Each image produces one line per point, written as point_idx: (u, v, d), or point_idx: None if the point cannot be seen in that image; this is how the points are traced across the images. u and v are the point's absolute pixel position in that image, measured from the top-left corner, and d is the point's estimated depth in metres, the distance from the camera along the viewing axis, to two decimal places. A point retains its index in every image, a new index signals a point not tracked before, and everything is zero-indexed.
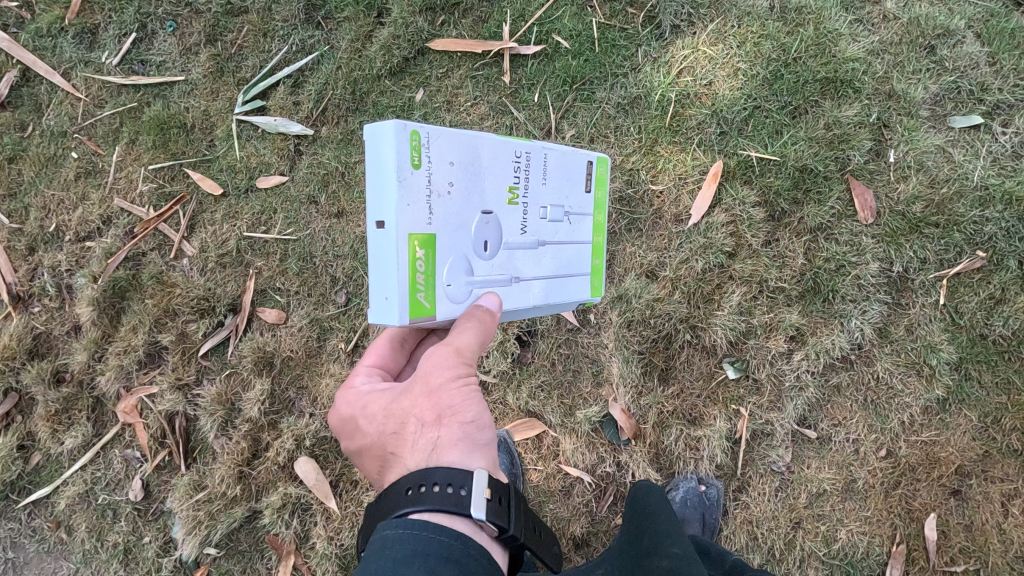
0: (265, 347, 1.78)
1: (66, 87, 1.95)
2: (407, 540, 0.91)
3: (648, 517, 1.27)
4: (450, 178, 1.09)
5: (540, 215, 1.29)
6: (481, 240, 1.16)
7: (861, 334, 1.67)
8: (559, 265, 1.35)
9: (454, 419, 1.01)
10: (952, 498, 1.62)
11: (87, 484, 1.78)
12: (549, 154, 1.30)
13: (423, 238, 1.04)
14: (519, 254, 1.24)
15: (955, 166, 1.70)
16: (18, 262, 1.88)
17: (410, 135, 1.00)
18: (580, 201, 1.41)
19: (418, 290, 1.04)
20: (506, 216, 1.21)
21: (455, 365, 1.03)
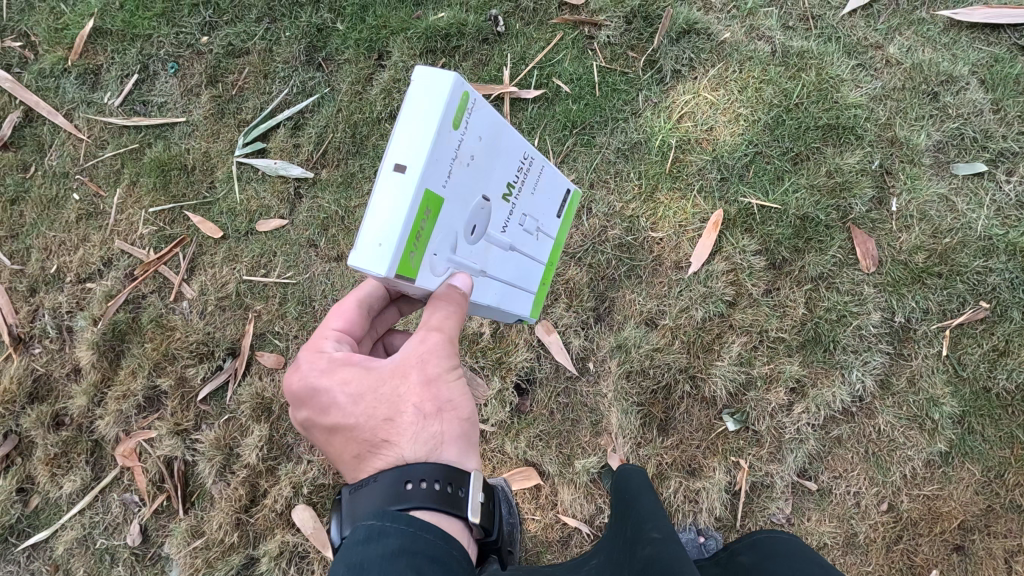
0: (263, 393, 1.77)
1: (68, 128, 1.96)
2: (395, 534, 0.81)
3: (627, 502, 1.18)
4: (474, 149, 0.98)
5: (519, 221, 1.21)
6: (473, 224, 1.05)
7: (862, 385, 1.66)
8: (516, 274, 1.28)
9: (450, 414, 0.96)
10: (955, 554, 1.60)
11: (86, 529, 1.78)
12: (545, 169, 1.25)
13: (436, 198, 0.90)
14: (495, 250, 1.14)
15: (959, 215, 1.68)
16: (20, 303, 1.89)
17: (462, 92, 0.90)
18: (549, 220, 1.35)
19: (412, 249, 0.88)
20: (497, 208, 1.11)
21: (451, 354, 0.98)
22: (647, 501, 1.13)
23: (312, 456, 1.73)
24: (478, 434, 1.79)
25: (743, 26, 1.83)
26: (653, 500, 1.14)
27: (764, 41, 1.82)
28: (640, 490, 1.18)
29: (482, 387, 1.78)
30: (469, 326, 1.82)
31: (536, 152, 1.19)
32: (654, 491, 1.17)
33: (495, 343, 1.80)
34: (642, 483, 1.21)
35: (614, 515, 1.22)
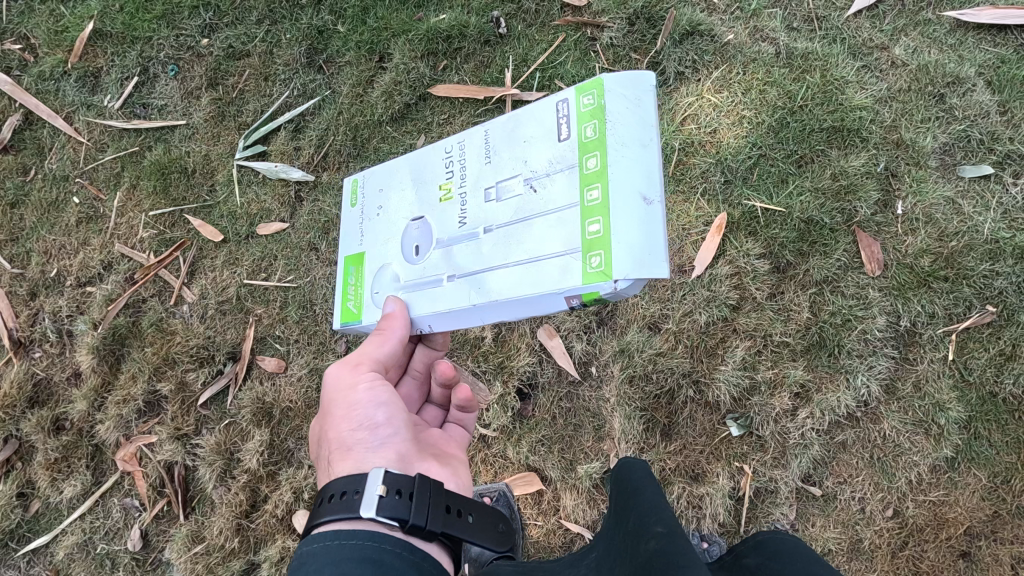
0: (264, 398, 1.77)
1: (68, 131, 1.95)
2: (320, 551, 0.91)
3: (627, 494, 1.12)
4: (380, 203, 1.19)
5: (488, 196, 1.03)
6: (411, 246, 1.11)
7: (867, 390, 1.65)
8: (531, 249, 0.96)
9: (344, 428, 1.10)
10: (961, 561, 1.57)
11: (86, 533, 1.78)
12: (492, 129, 1.07)
13: (355, 256, 1.19)
14: (456, 248, 1.04)
15: (965, 218, 1.66)
16: (20, 307, 1.89)
17: (350, 184, 1.26)
18: (556, 154, 0.97)
19: (349, 299, 1.18)
20: (437, 215, 1.09)
21: (348, 374, 1.13)
22: (649, 493, 1.07)
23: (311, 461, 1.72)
24: (480, 439, 1.79)
25: (747, 28, 1.82)
26: (656, 491, 1.08)
27: (768, 43, 1.80)
28: (641, 481, 1.13)
29: (484, 392, 1.79)
30: (470, 331, 1.82)
31: (472, 132, 1.10)
32: (655, 482, 1.11)
33: (497, 348, 1.81)
34: (644, 475, 1.15)
35: (613, 507, 1.16)
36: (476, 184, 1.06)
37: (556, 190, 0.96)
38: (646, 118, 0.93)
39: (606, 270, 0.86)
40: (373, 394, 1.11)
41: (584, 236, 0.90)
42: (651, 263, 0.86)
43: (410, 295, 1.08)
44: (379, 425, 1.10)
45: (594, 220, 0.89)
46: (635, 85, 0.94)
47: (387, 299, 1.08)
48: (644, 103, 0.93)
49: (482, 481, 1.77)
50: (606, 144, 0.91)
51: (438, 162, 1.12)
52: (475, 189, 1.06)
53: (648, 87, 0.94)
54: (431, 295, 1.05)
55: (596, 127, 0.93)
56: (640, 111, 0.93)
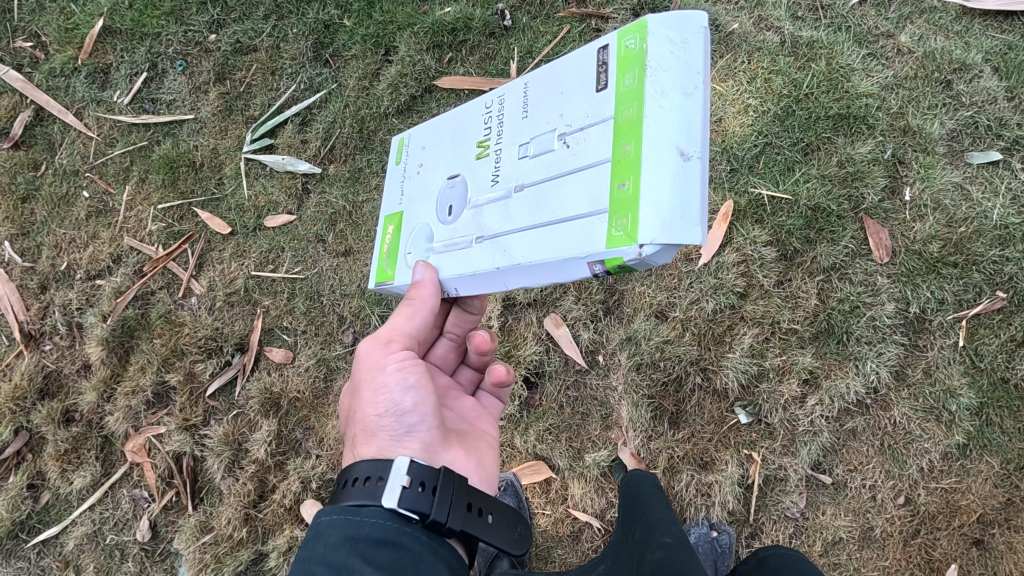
0: (272, 388, 1.78)
1: (78, 126, 1.97)
2: (340, 524, 0.95)
3: (636, 506, 1.35)
4: (420, 160, 1.19)
5: (520, 154, 1.00)
6: (445, 204, 1.10)
7: (877, 376, 1.63)
8: (557, 208, 0.92)
9: (366, 411, 1.12)
10: (974, 548, 1.56)
11: (96, 524, 1.79)
12: (530, 80, 1.04)
13: (394, 215, 1.20)
14: (487, 210, 1.02)
15: (974, 204, 1.65)
16: (31, 300, 1.90)
17: (397, 140, 1.27)
18: (590, 108, 0.93)
19: (384, 259, 1.19)
20: (472, 171, 1.07)
21: (379, 352, 1.13)
22: (655, 509, 1.30)
23: (319, 451, 1.73)
24: None
25: (751, 17, 1.82)
26: (662, 507, 1.31)
27: (773, 32, 1.80)
28: (649, 496, 1.36)
29: None
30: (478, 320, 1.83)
31: (513, 84, 1.07)
32: (661, 498, 1.35)
33: (504, 337, 1.82)
34: (651, 490, 1.38)
35: (622, 513, 1.40)
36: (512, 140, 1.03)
37: (591, 143, 0.91)
38: (692, 64, 0.85)
39: (631, 235, 0.81)
40: (400, 378, 1.11)
41: (612, 196, 0.85)
42: (684, 228, 0.80)
43: (441, 257, 1.07)
44: (405, 412, 1.11)
45: (626, 177, 0.84)
46: (681, 26, 0.86)
47: (416, 266, 1.09)
48: (690, 47, 0.86)
49: None
50: (644, 94, 0.85)
51: (479, 116, 1.10)
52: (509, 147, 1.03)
53: (703, 29, 0.86)
54: (459, 256, 1.04)
55: (634, 76, 0.87)
56: (686, 57, 0.85)
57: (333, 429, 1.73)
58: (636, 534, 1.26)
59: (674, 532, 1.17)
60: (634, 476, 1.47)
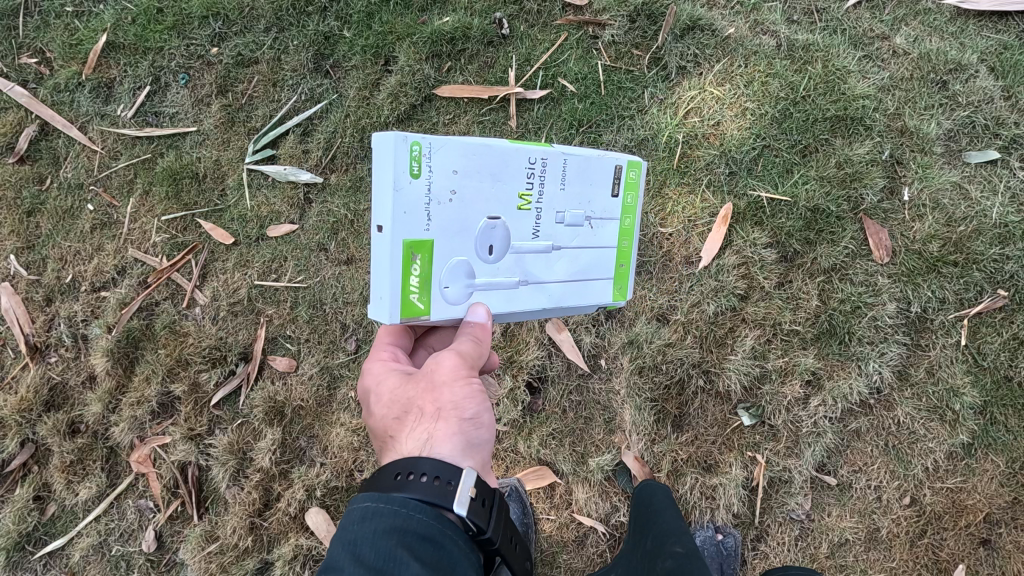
0: (276, 396, 1.80)
1: (83, 140, 1.98)
2: (388, 513, 0.93)
3: (650, 513, 1.37)
4: (453, 185, 1.07)
5: (559, 220, 1.24)
6: (487, 244, 1.14)
7: (880, 377, 1.64)
8: (583, 270, 1.31)
9: (453, 414, 1.05)
10: (982, 548, 1.58)
11: (101, 536, 1.79)
12: (568, 160, 1.22)
13: (419, 243, 1.04)
14: (532, 259, 1.21)
15: (972, 203, 1.66)
16: (36, 313, 1.90)
17: (411, 145, 0.99)
18: (607, 205, 1.31)
19: (411, 292, 1.05)
20: (516, 221, 1.17)
21: (466, 364, 1.09)
22: (669, 517, 1.32)
23: (324, 459, 1.77)
24: None
25: (747, 21, 1.82)
26: (675, 517, 1.33)
27: (769, 36, 1.81)
28: (662, 504, 1.39)
29: (494, 387, 1.76)
30: None
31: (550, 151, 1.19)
32: (673, 508, 1.37)
33: (506, 342, 1.77)
34: (664, 499, 1.40)
35: (636, 521, 1.42)
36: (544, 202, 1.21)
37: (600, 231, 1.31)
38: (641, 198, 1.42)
39: (622, 295, 1.41)
40: (483, 394, 1.09)
41: (614, 271, 1.38)
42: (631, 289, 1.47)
43: (486, 294, 1.16)
44: (481, 426, 1.08)
45: (623, 261, 1.39)
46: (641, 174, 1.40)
47: (477, 306, 1.14)
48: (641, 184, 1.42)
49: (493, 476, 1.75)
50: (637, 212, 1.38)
51: (520, 169, 1.15)
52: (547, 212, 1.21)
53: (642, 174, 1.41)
54: (507, 297, 1.20)
55: (632, 198, 1.36)
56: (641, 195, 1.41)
57: (338, 436, 1.78)
58: (648, 542, 1.29)
59: (683, 541, 1.20)
60: (647, 486, 1.48)
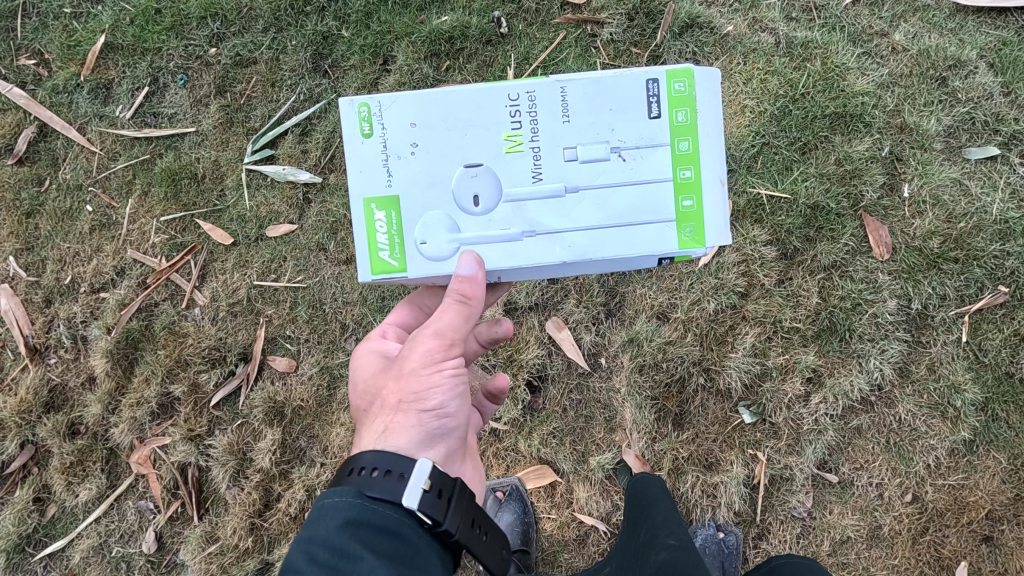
0: (276, 397, 1.79)
1: (81, 141, 1.97)
2: (344, 506, 0.92)
3: (645, 505, 1.37)
4: (414, 139, 1.07)
5: (569, 157, 1.06)
6: (467, 194, 1.06)
7: (881, 373, 1.63)
8: (621, 213, 1.06)
9: (413, 405, 1.06)
10: (983, 545, 1.58)
11: (102, 537, 1.79)
12: (567, 87, 1.06)
13: (382, 200, 1.07)
14: (534, 206, 1.06)
15: (972, 199, 1.67)
16: (36, 314, 1.90)
17: (358, 106, 1.06)
18: (646, 130, 1.06)
19: (380, 248, 1.07)
20: (504, 165, 1.06)
21: (437, 350, 1.07)
22: (662, 510, 1.31)
23: (324, 459, 1.77)
24: (491, 432, 1.75)
25: (746, 19, 1.82)
26: (669, 509, 1.32)
27: (768, 33, 1.81)
28: (657, 497, 1.38)
29: None
30: None
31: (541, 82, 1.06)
32: (669, 500, 1.36)
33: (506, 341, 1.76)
34: (659, 492, 1.40)
35: (630, 513, 1.41)
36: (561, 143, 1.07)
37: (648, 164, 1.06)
38: (718, 113, 1.08)
39: (698, 241, 1.06)
40: (454, 383, 1.08)
41: (677, 210, 1.06)
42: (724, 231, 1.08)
43: (476, 247, 1.06)
44: (448, 414, 1.08)
45: (688, 197, 1.06)
46: (712, 82, 1.08)
47: (468, 256, 1.04)
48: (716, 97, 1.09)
49: (492, 475, 1.74)
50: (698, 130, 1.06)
51: (500, 108, 1.06)
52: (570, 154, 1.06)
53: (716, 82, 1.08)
54: (506, 249, 1.06)
55: (687, 114, 1.06)
56: (716, 108, 1.08)
57: (338, 436, 1.77)
58: (642, 535, 1.27)
59: (675, 533, 1.19)
60: (640, 478, 1.48)
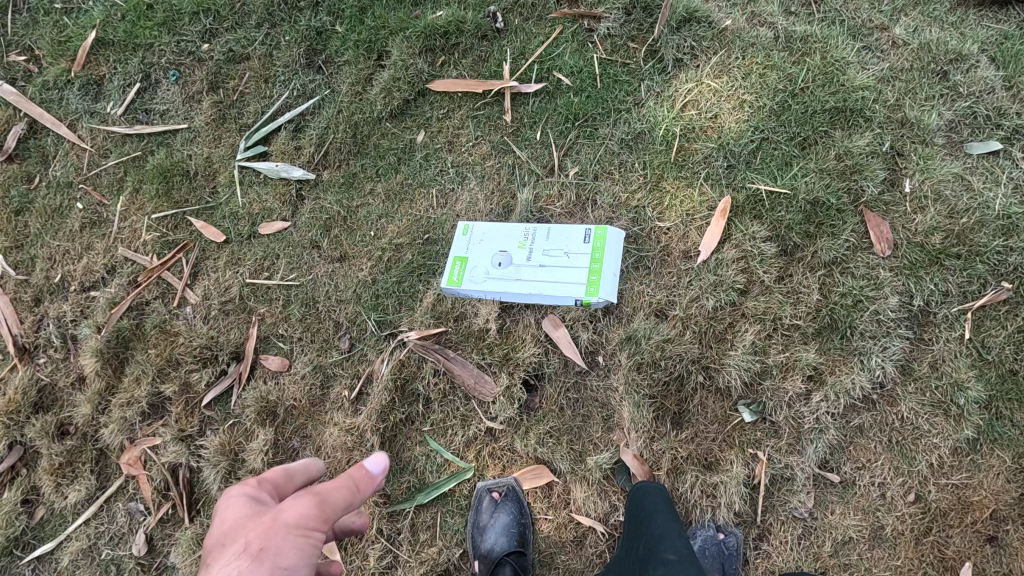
0: (268, 396, 1.76)
1: (71, 138, 1.95)
2: None
3: (644, 516, 1.33)
4: (478, 230, 1.75)
5: (539, 246, 1.70)
6: (496, 256, 1.71)
7: (883, 372, 1.60)
8: (556, 278, 1.66)
9: (271, 558, 0.87)
10: (989, 546, 1.53)
11: (91, 539, 1.76)
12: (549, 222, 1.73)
13: (460, 253, 1.73)
14: (520, 267, 1.69)
15: (975, 194, 1.64)
16: (25, 313, 1.87)
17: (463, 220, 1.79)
18: (578, 245, 1.67)
19: (454, 271, 1.72)
20: (513, 248, 1.71)
21: (312, 515, 0.93)
22: (662, 521, 1.28)
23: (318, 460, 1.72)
24: (487, 432, 1.72)
25: (744, 14, 1.81)
26: (669, 519, 1.28)
27: (766, 28, 1.80)
28: (657, 507, 1.34)
29: (490, 385, 1.71)
30: (474, 322, 1.74)
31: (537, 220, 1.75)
32: (668, 510, 1.33)
33: (502, 339, 1.74)
34: (658, 501, 1.36)
35: (631, 524, 1.38)
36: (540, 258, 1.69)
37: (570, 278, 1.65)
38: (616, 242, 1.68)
39: (596, 293, 1.61)
40: (312, 554, 0.92)
41: (585, 282, 1.63)
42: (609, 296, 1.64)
43: (493, 282, 1.69)
44: None
45: (593, 276, 1.63)
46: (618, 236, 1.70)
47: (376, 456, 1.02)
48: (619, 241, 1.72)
49: (489, 475, 1.71)
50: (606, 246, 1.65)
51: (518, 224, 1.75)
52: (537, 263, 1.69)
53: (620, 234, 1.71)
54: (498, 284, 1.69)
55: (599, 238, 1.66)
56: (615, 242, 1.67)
57: (332, 437, 1.72)
58: (642, 547, 1.25)
59: (676, 546, 1.16)
60: (640, 486, 1.45)
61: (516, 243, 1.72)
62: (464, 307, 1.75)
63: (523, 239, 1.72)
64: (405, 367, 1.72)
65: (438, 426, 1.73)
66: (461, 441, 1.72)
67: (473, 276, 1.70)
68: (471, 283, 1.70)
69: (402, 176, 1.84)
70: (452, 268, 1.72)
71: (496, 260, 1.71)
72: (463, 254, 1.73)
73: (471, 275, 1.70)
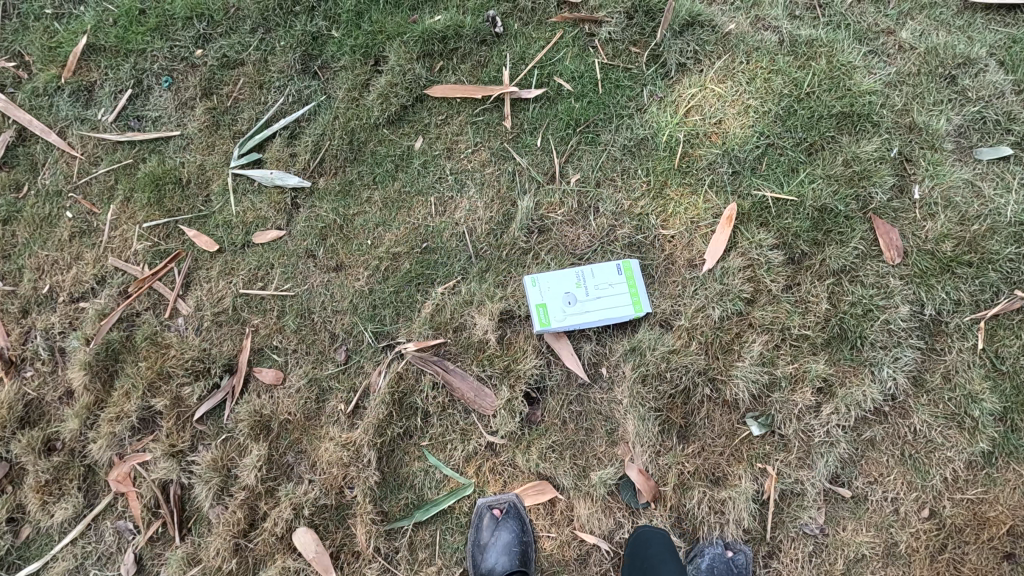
0: (262, 410, 1.70)
1: (61, 145, 1.90)
2: None
3: (650, 569, 1.42)
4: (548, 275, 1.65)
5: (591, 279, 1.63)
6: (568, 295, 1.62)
7: (894, 383, 1.56)
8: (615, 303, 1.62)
9: None
10: (1006, 563, 1.50)
11: (77, 560, 1.70)
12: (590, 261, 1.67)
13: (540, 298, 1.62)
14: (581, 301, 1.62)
15: (986, 201, 1.61)
16: (11, 326, 1.82)
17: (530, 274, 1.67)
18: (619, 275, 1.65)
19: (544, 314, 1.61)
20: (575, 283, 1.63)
21: None
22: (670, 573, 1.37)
23: (313, 476, 1.67)
24: (487, 447, 1.67)
25: (748, 17, 1.78)
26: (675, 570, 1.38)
27: (770, 32, 1.76)
28: (661, 557, 1.44)
29: (490, 398, 1.66)
30: (474, 333, 1.69)
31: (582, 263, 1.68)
32: (675, 563, 1.41)
33: (503, 350, 1.69)
34: (665, 555, 1.44)
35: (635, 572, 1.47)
36: (591, 296, 1.62)
37: (620, 307, 1.62)
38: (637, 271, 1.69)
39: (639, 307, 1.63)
40: None
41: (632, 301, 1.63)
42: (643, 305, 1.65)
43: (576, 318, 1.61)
44: None
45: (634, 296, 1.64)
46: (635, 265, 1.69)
47: None
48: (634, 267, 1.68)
49: (489, 492, 1.66)
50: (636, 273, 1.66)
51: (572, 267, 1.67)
52: (594, 299, 1.62)
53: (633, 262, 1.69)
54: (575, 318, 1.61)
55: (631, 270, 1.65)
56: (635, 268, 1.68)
57: (327, 451, 1.67)
58: None
59: None
60: (646, 536, 1.53)
61: (573, 283, 1.63)
62: (462, 317, 1.70)
63: (577, 279, 1.63)
64: (403, 380, 1.67)
65: (437, 441, 1.68)
66: (461, 456, 1.67)
67: (557, 316, 1.61)
68: (557, 322, 1.60)
69: (400, 183, 1.80)
70: (535, 312, 1.60)
71: (568, 299, 1.62)
72: (539, 297, 1.62)
73: (555, 316, 1.60)
